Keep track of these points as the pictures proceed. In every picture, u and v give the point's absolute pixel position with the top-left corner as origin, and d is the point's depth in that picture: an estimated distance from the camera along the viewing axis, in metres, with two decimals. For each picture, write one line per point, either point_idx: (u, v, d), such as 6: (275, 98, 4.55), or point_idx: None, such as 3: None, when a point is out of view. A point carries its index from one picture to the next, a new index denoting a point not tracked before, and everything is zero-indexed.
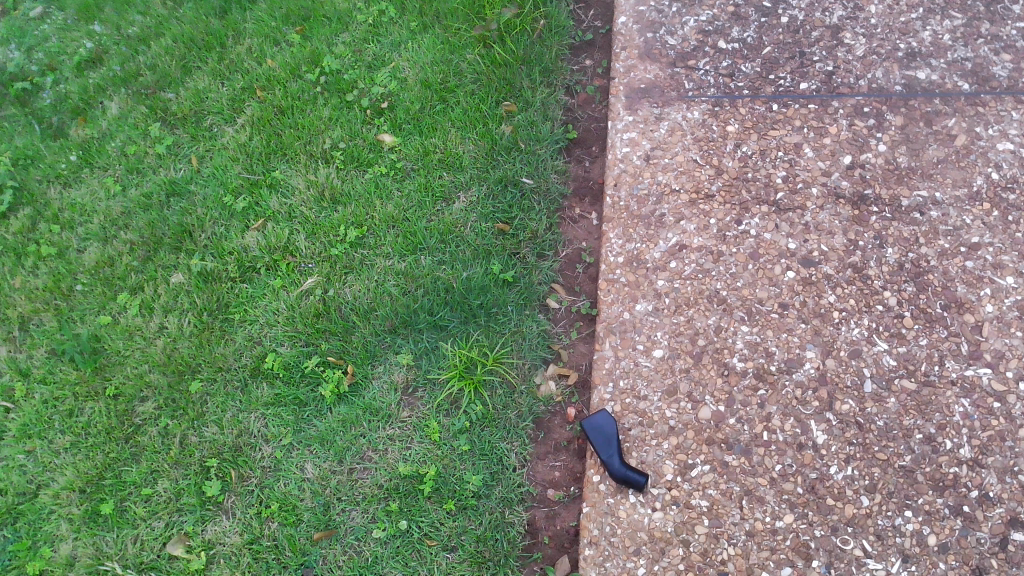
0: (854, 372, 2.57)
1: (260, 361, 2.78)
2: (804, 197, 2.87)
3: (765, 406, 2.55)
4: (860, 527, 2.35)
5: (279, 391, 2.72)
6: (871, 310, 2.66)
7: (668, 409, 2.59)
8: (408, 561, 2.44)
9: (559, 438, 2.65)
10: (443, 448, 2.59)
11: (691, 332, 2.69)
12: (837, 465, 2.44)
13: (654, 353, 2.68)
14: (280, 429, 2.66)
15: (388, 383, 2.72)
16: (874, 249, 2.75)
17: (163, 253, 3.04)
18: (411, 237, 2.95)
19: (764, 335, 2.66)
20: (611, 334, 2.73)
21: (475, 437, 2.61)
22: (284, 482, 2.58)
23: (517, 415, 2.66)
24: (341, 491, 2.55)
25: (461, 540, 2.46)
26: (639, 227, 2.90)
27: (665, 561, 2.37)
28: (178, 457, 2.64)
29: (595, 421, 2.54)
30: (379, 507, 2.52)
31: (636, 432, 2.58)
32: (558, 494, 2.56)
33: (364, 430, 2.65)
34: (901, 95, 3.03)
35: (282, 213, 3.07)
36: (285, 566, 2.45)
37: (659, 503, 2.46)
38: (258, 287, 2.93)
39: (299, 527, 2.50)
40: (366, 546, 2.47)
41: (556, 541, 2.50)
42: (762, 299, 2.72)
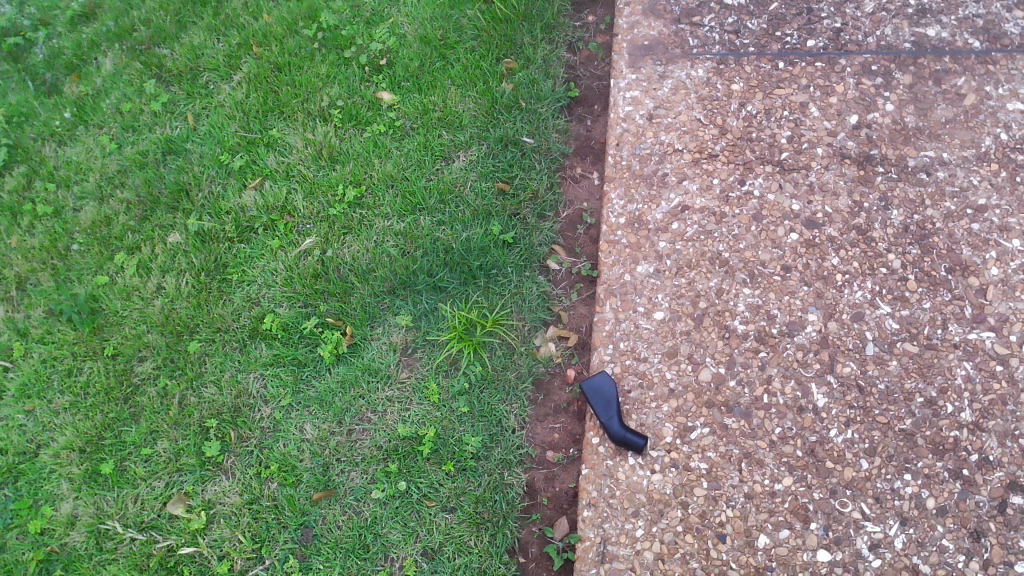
0: (856, 335, 2.55)
1: (258, 321, 2.77)
2: (809, 158, 2.83)
3: (766, 369, 2.53)
4: (859, 490, 2.35)
5: (278, 351, 2.70)
6: (874, 273, 2.63)
7: (668, 372, 2.58)
8: (407, 522, 2.45)
9: (558, 400, 2.64)
10: (442, 409, 2.59)
11: (693, 295, 2.67)
12: (838, 428, 2.43)
13: (655, 315, 2.66)
14: (279, 390, 2.66)
15: (387, 344, 2.71)
16: (879, 211, 2.72)
17: (160, 213, 3.01)
18: (410, 197, 2.92)
19: (766, 297, 2.63)
20: (612, 296, 2.71)
21: (474, 398, 2.61)
22: (284, 443, 2.58)
23: (517, 377, 2.65)
24: (340, 451, 2.55)
25: (461, 501, 2.47)
26: (641, 187, 2.87)
27: (664, 523, 2.38)
28: (177, 418, 2.64)
29: (596, 383, 2.53)
30: (378, 468, 2.53)
31: (636, 394, 2.57)
32: (557, 456, 2.56)
33: (363, 391, 2.64)
34: (910, 53, 2.97)
35: (280, 172, 3.03)
36: (285, 526, 2.46)
37: (659, 465, 2.45)
38: (256, 247, 2.90)
39: (299, 487, 2.51)
40: (366, 506, 2.48)
41: (555, 502, 2.50)
42: (764, 261, 2.69)
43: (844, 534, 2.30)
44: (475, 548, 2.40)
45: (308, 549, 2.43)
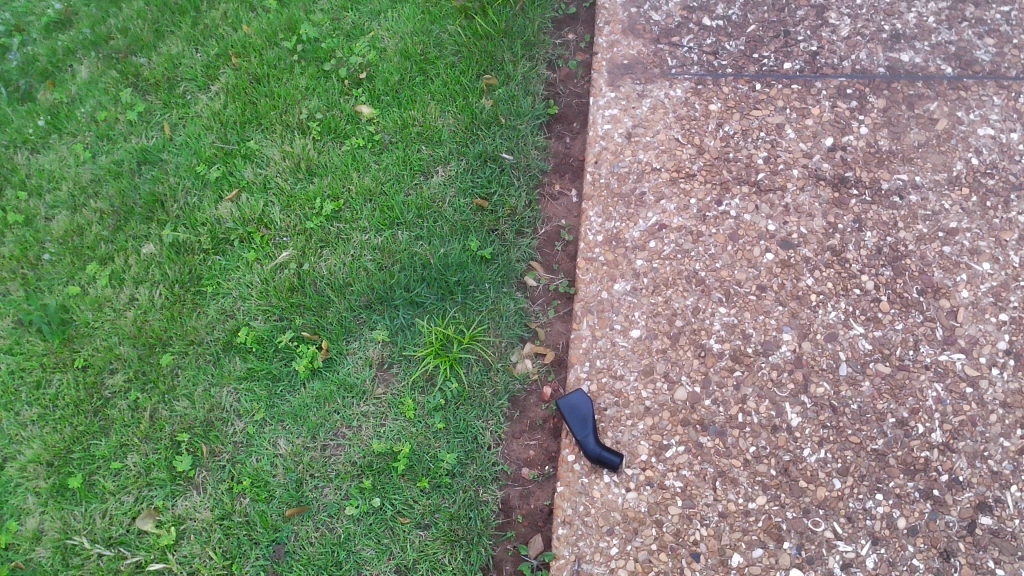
0: (830, 355, 2.58)
1: (232, 334, 2.74)
2: (784, 179, 2.86)
3: (741, 388, 2.55)
4: (831, 510, 2.37)
5: (252, 365, 2.68)
6: (848, 294, 2.66)
7: (644, 390, 2.58)
8: (380, 539, 2.43)
9: (534, 417, 2.64)
10: (418, 425, 2.57)
11: (669, 313, 2.69)
12: (811, 448, 2.45)
13: (632, 333, 2.67)
14: (253, 404, 2.63)
15: (363, 359, 2.69)
16: (853, 233, 2.75)
17: (135, 223, 2.98)
18: (388, 211, 2.91)
19: (741, 317, 2.65)
20: (589, 314, 2.72)
21: (450, 415, 2.60)
22: (257, 458, 2.56)
23: (493, 393, 2.64)
24: (314, 467, 2.53)
25: (435, 518, 2.45)
26: (619, 205, 2.88)
27: (638, 542, 2.38)
28: (148, 432, 2.60)
29: (572, 401, 2.52)
30: (352, 485, 2.51)
31: (612, 412, 2.57)
32: (532, 473, 2.55)
33: (337, 406, 2.62)
34: (885, 78, 3.02)
35: (257, 184, 3.02)
36: (257, 542, 2.44)
37: (634, 484, 2.46)
38: (232, 259, 2.88)
39: (271, 502, 2.48)
40: (339, 523, 2.46)
41: (529, 520, 2.50)
42: (740, 281, 2.71)
43: (817, 554, 2.31)
44: (449, 566, 2.39)
45: (280, 566, 2.41)
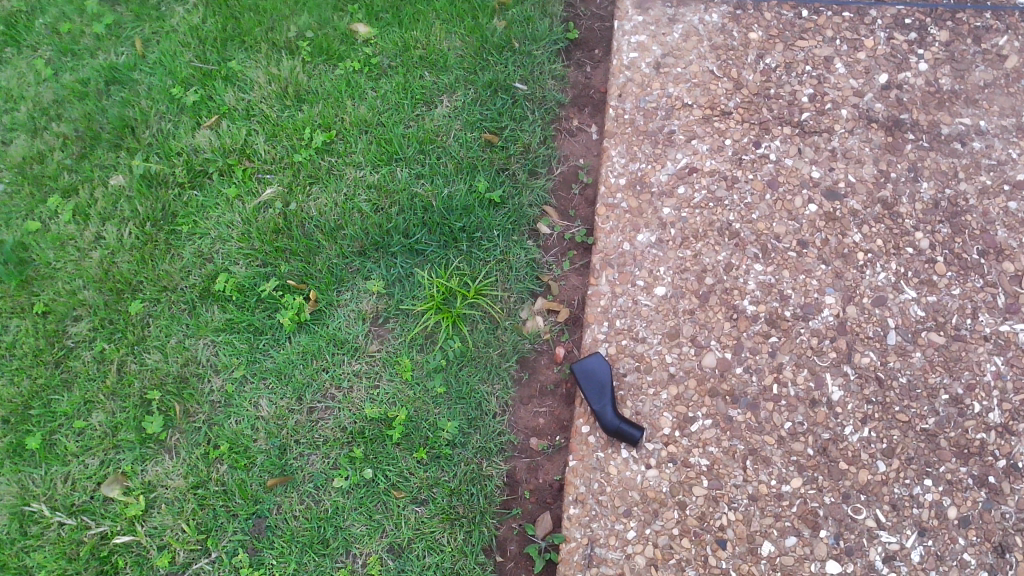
0: (877, 322, 2.31)
1: (210, 280, 2.44)
2: (832, 120, 2.54)
3: (777, 356, 2.29)
4: (874, 496, 2.14)
5: (232, 316, 2.39)
6: (900, 253, 2.37)
7: (668, 355, 2.32)
8: (372, 514, 2.20)
9: (545, 381, 2.36)
10: (415, 389, 2.31)
11: (699, 269, 2.40)
12: (853, 426, 2.21)
13: (656, 290, 2.39)
14: (232, 359, 2.36)
15: (355, 312, 2.40)
16: (907, 183, 2.45)
17: (102, 151, 2.65)
18: (386, 145, 2.58)
19: (779, 276, 2.38)
20: (608, 267, 2.43)
21: (451, 377, 2.33)
22: (236, 420, 2.30)
23: (500, 355, 2.36)
24: (299, 432, 2.28)
25: (433, 493, 2.22)
26: (645, 145, 2.57)
27: (658, 525, 2.15)
28: (115, 387, 2.34)
29: (587, 366, 2.25)
30: (341, 453, 2.26)
31: (632, 379, 2.31)
32: (541, 444, 2.30)
33: (326, 364, 2.35)
34: (948, 6, 2.67)
35: (239, 110, 2.67)
36: (234, 515, 2.21)
37: (654, 461, 2.22)
38: (210, 195, 2.55)
39: (251, 471, 2.24)
40: (327, 495, 2.22)
41: (537, 496, 2.25)
42: (779, 234, 2.42)
43: (856, 544, 2.10)
44: (448, 546, 2.17)
45: (260, 543, 2.18)
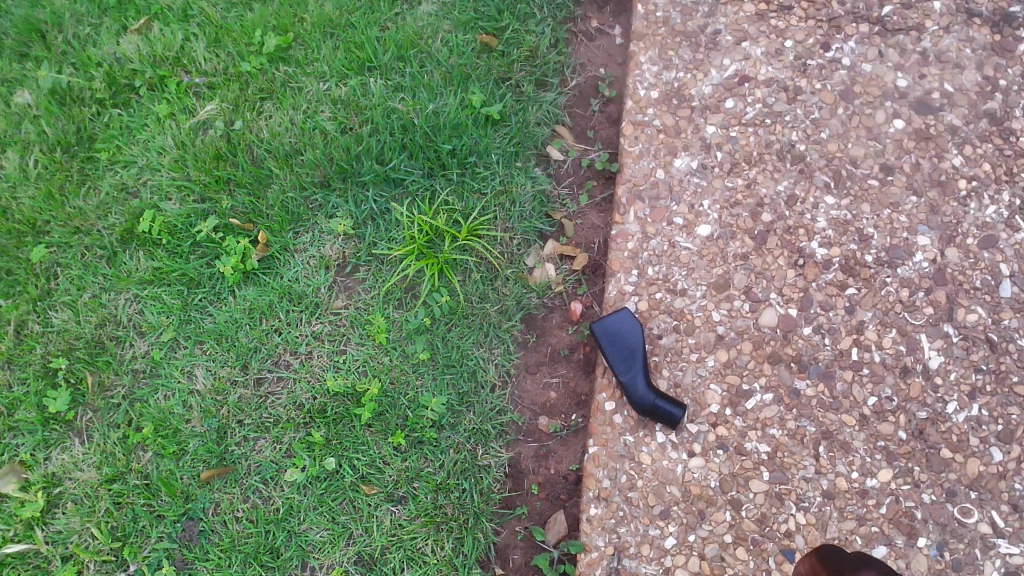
0: (986, 269, 1.79)
1: (135, 220, 1.93)
2: (922, 14, 2.00)
3: (856, 312, 1.79)
4: (988, 494, 1.64)
5: (161, 265, 1.89)
6: (1013, 181, 1.85)
7: (715, 311, 1.81)
8: (335, 516, 1.72)
9: (557, 345, 1.85)
10: (390, 355, 1.81)
11: (754, 203, 1.88)
12: (958, 402, 1.71)
13: (698, 230, 1.88)
14: (160, 319, 1.86)
15: (316, 259, 1.88)
16: (1020, 93, 1.92)
17: (4, 61, 2.13)
18: (356, 50, 2.04)
19: (857, 211, 1.86)
20: (638, 201, 1.91)
21: (438, 341, 1.82)
22: (164, 395, 1.81)
23: (500, 312, 1.85)
24: (243, 411, 1.78)
25: (413, 489, 1.73)
26: (683, 48, 2.03)
27: (705, 531, 1.66)
28: (11, 354, 1.83)
29: (610, 328, 1.74)
30: (296, 437, 1.76)
31: (669, 342, 1.80)
32: (553, 425, 1.79)
33: (278, 324, 1.85)
34: None
35: (173, 9, 2.13)
36: (160, 516, 1.73)
37: (699, 447, 1.72)
38: (138, 114, 2.03)
39: (182, 460, 1.75)
40: (277, 492, 1.74)
41: (547, 491, 1.76)
42: (857, 158, 1.89)
43: (967, 558, 1.61)
44: (432, 558, 1.69)
45: (191, 553, 1.70)
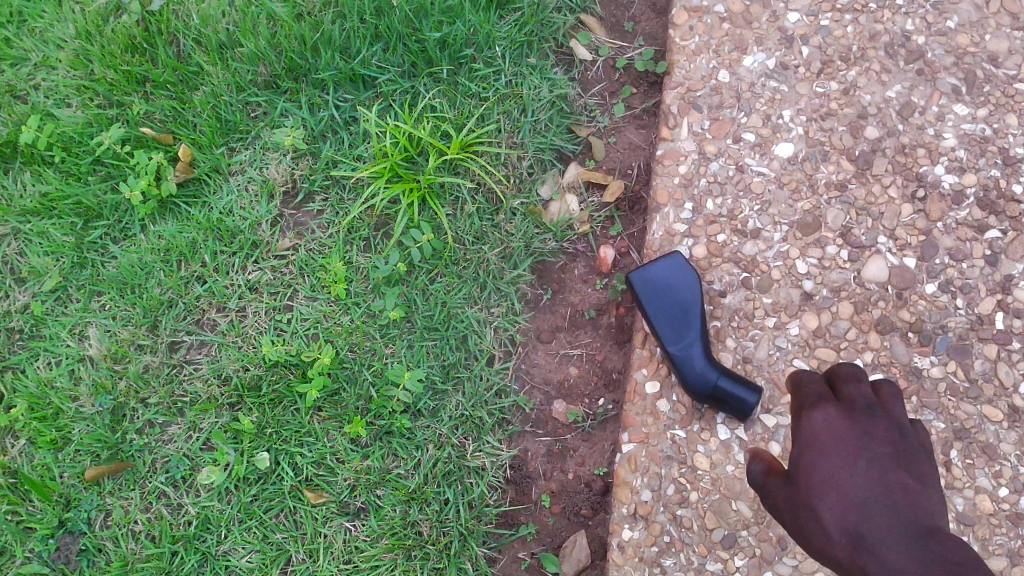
0: None
1: (19, 130, 1.43)
2: None
3: (999, 264, 1.29)
4: None
5: (49, 189, 1.40)
6: None
7: (801, 261, 1.31)
8: (268, 533, 1.25)
9: (581, 304, 1.35)
10: (351, 314, 1.32)
11: (855, 114, 1.37)
12: None
13: (778, 151, 1.36)
14: (45, 260, 1.37)
15: (256, 184, 1.39)
16: None
17: None
18: None
19: (999, 125, 1.34)
20: (695, 111, 1.39)
21: (416, 295, 1.32)
22: (47, 362, 1.34)
23: (502, 258, 1.35)
24: (149, 386, 1.31)
25: (375, 498, 1.25)
26: None
27: (788, 567, 1.18)
28: None
29: (656, 278, 1.23)
30: (217, 424, 1.28)
31: (736, 303, 1.30)
32: (573, 414, 1.30)
33: (200, 270, 1.36)
34: None
35: None
36: (30, 530, 1.26)
37: (779, 449, 1.22)
38: None
39: (64, 453, 1.28)
40: (189, 498, 1.26)
41: (561, 504, 1.27)
42: (997, 55, 1.38)
43: None
44: None
45: None
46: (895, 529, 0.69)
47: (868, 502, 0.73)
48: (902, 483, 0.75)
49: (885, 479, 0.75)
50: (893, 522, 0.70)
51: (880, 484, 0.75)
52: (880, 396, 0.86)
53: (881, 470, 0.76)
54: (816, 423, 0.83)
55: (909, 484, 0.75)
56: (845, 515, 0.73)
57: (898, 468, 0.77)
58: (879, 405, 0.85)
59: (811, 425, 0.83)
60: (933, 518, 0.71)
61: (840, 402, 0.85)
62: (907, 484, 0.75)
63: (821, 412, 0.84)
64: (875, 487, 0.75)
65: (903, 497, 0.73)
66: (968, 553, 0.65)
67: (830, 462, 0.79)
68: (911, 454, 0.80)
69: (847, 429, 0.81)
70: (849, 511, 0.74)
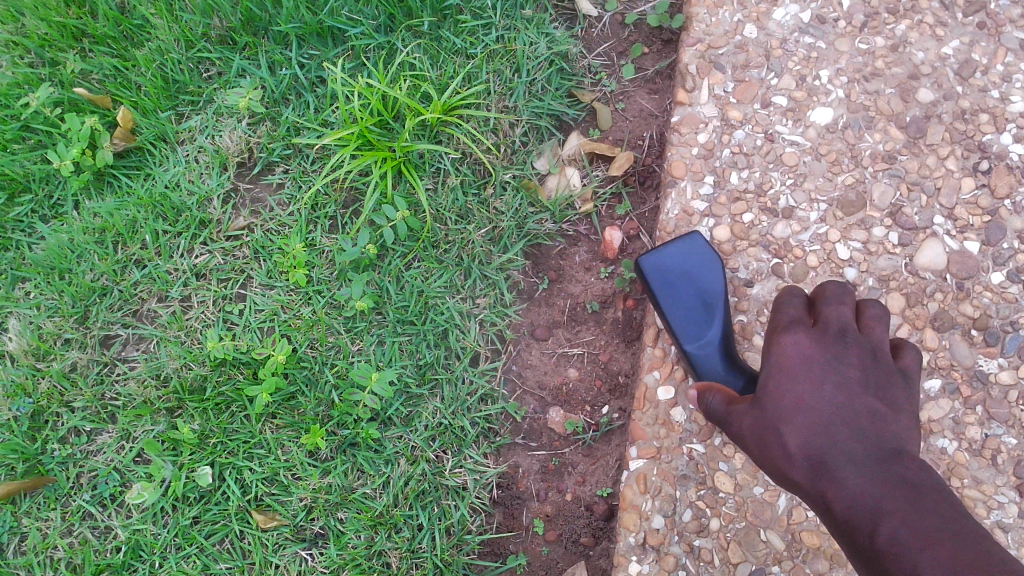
0: None
1: None
2: None
3: None
4: None
5: None
6: None
7: (842, 245, 1.11)
8: (210, 563, 1.06)
9: (583, 294, 1.15)
10: (312, 305, 1.12)
11: (906, 74, 1.17)
12: None
13: (815, 117, 1.16)
14: None
15: (209, 155, 1.20)
16: None
17: None
18: None
19: None
20: (717, 71, 1.19)
21: (389, 283, 1.13)
22: None
23: (491, 241, 1.16)
24: (76, 387, 1.12)
25: (334, 522, 1.06)
26: None
27: None
28: None
29: (673, 264, 1.01)
30: (151, 433, 1.09)
31: (765, 294, 1.10)
32: (572, 424, 1.10)
33: (139, 254, 1.16)
34: None
35: None
36: None
37: None
38: None
39: None
40: (119, 519, 1.08)
41: (557, 530, 1.08)
42: None
43: None
44: None
45: None
46: (857, 454, 0.76)
47: (835, 429, 0.79)
48: (869, 409, 0.81)
49: (852, 402, 0.82)
50: (855, 447, 0.77)
51: (847, 408, 0.81)
52: (861, 320, 0.90)
53: (849, 393, 0.82)
54: (789, 348, 0.87)
55: (877, 411, 0.81)
56: (810, 439, 0.80)
57: (865, 394, 0.82)
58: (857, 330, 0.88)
59: (786, 350, 0.86)
60: (896, 442, 0.78)
61: (813, 327, 0.89)
62: (873, 410, 0.81)
63: (794, 337, 0.88)
64: (841, 411, 0.81)
65: (869, 427, 0.79)
66: (928, 478, 0.73)
67: (801, 388, 0.83)
68: (884, 381, 0.85)
69: (818, 356, 0.85)
70: (816, 436, 0.79)
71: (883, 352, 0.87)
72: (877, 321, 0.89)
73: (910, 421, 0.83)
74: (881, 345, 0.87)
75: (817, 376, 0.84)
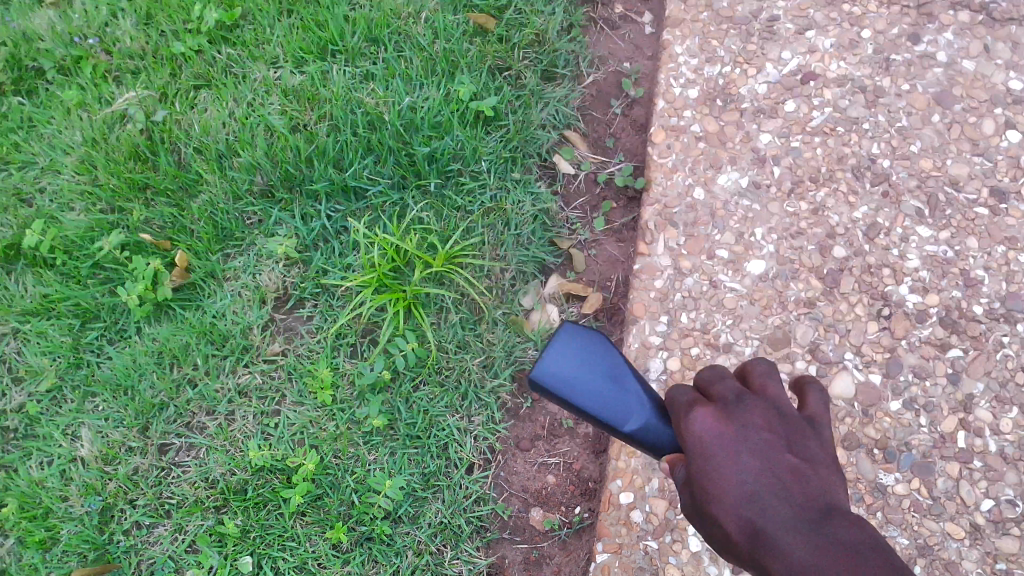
0: None
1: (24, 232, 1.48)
2: None
3: (961, 383, 1.33)
4: None
5: (50, 291, 1.45)
6: None
7: None
8: None
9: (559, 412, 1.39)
10: (336, 420, 1.36)
11: (824, 233, 1.43)
12: None
13: (749, 267, 1.42)
14: (42, 361, 1.41)
15: (250, 291, 1.45)
16: None
17: None
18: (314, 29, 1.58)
19: (961, 247, 1.41)
20: (671, 227, 1.46)
21: (399, 402, 1.37)
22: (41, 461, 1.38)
23: (484, 367, 1.40)
24: (137, 488, 1.34)
25: None
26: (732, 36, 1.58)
27: None
28: None
29: (567, 365, 0.93)
30: (201, 526, 1.32)
31: None
32: (550, 522, 1.34)
33: (190, 373, 1.40)
34: None
35: None
36: None
37: None
38: (46, 104, 1.59)
39: (52, 554, 1.31)
40: None
41: None
42: (959, 180, 1.45)
43: None
44: None
45: None
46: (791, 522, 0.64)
47: (762, 494, 0.68)
48: (789, 466, 0.69)
49: (770, 463, 0.70)
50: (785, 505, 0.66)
51: (770, 474, 0.69)
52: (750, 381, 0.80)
53: (766, 457, 0.70)
54: (694, 428, 0.75)
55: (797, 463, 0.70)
56: (738, 511, 0.68)
57: (780, 451, 0.72)
58: (750, 391, 0.78)
59: (692, 431, 0.75)
60: (824, 491, 0.67)
61: (710, 403, 0.78)
62: (792, 464, 0.70)
63: (694, 412, 0.77)
64: (762, 475, 0.69)
65: (794, 484, 0.68)
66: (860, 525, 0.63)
67: (716, 464, 0.71)
68: (794, 435, 0.74)
69: (727, 426, 0.74)
70: (748, 506, 0.68)
71: (786, 405, 0.77)
72: (768, 376, 0.79)
73: (833, 474, 0.71)
74: (782, 399, 0.77)
75: (731, 445, 0.72)
